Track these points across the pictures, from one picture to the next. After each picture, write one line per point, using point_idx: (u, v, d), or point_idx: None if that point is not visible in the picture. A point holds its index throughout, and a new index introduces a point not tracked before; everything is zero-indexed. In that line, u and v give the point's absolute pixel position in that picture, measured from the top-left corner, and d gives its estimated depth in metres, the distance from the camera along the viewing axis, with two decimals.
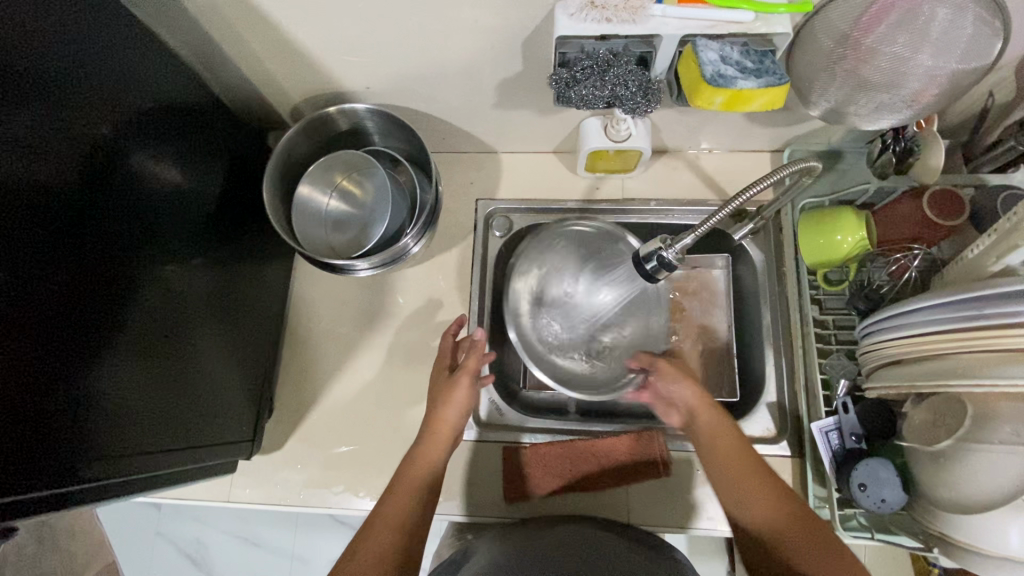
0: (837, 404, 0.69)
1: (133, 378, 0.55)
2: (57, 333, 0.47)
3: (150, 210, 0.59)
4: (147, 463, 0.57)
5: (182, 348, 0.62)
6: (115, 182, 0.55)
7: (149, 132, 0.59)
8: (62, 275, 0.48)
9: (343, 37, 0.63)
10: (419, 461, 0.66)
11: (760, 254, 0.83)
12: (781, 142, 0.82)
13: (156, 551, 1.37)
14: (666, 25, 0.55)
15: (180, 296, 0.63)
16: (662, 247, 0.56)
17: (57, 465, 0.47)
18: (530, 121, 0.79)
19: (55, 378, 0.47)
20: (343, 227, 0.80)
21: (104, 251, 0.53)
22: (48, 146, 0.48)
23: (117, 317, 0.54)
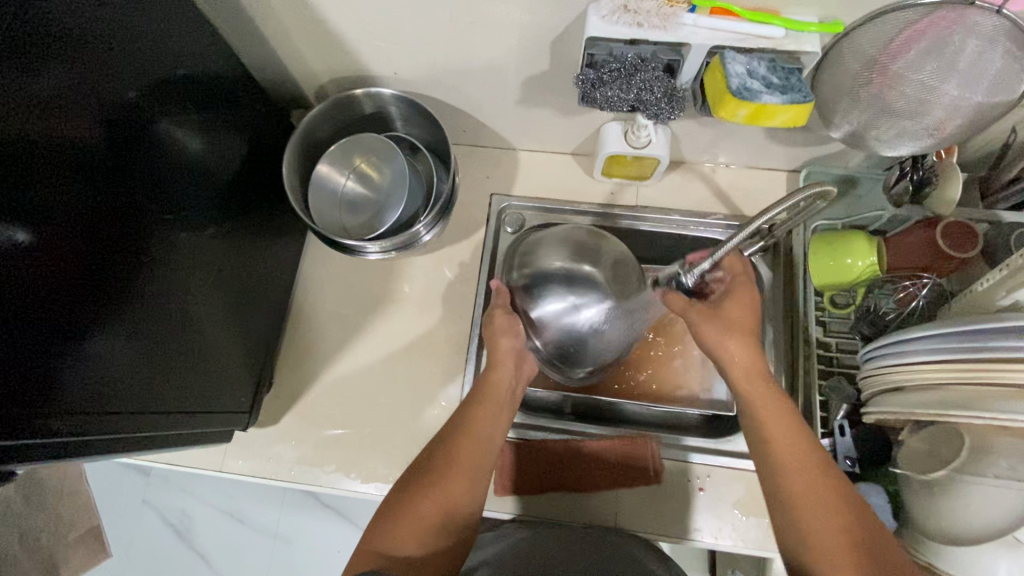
0: (835, 426, 0.68)
1: (135, 338, 0.55)
2: (66, 288, 0.48)
3: (169, 174, 0.60)
4: (144, 424, 0.58)
5: (187, 313, 0.63)
6: (134, 142, 0.55)
7: (173, 97, 0.60)
8: (76, 230, 0.49)
9: (376, 21, 0.64)
10: (494, 382, 0.66)
11: (768, 271, 0.82)
12: (799, 163, 0.82)
13: (143, 520, 1.45)
14: (696, 35, 0.55)
15: (191, 263, 0.63)
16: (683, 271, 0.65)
17: (51, 415, 0.47)
18: (551, 121, 0.79)
19: (52, 332, 0.47)
20: (358, 209, 0.80)
21: (117, 209, 0.53)
22: (74, 105, 0.48)
23: (128, 276, 0.54)
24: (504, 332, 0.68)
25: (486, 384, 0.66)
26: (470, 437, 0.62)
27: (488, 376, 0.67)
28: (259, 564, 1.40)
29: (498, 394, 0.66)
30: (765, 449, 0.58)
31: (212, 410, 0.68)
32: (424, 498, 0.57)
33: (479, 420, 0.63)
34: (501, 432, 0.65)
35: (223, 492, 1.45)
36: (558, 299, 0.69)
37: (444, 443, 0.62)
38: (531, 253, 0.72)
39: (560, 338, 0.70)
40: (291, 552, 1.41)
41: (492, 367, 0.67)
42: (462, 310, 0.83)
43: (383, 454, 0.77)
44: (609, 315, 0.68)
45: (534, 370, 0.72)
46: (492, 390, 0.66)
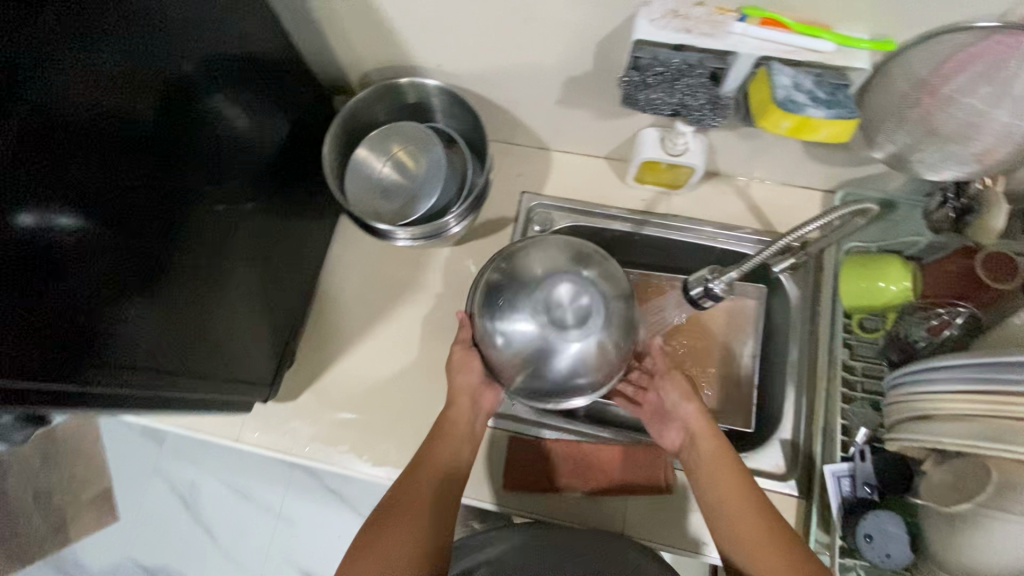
0: (854, 451, 0.67)
1: (169, 310, 0.58)
2: (107, 246, 0.49)
3: (213, 147, 0.61)
4: (170, 386, 0.59)
5: (216, 284, 0.64)
6: (183, 120, 0.57)
7: (223, 74, 0.61)
8: (121, 192, 0.50)
9: (427, 12, 0.65)
10: (453, 417, 0.69)
11: (796, 289, 0.80)
12: (835, 183, 0.81)
13: (151, 488, 1.48)
14: (745, 44, 0.55)
15: (226, 236, 0.65)
16: (710, 279, 0.63)
17: (88, 363, 0.49)
18: (588, 123, 0.80)
19: (93, 288, 0.48)
20: (391, 195, 0.79)
21: (163, 185, 0.55)
22: (134, 73, 0.50)
23: (166, 241, 0.56)
24: (459, 368, 0.71)
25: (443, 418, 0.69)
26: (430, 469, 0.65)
27: (447, 411, 0.70)
28: (259, 541, 1.43)
29: (455, 427, 0.69)
30: (721, 517, 0.61)
31: (234, 378, 0.70)
32: (391, 526, 0.59)
33: (440, 451, 0.67)
34: (462, 464, 0.68)
35: (232, 468, 1.47)
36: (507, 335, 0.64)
37: (407, 476, 0.64)
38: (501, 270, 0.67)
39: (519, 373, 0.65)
40: (292, 533, 1.42)
41: (451, 404, 0.70)
42: None
43: (396, 440, 0.77)
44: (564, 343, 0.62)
45: (496, 404, 0.73)
46: (453, 420, 0.69)
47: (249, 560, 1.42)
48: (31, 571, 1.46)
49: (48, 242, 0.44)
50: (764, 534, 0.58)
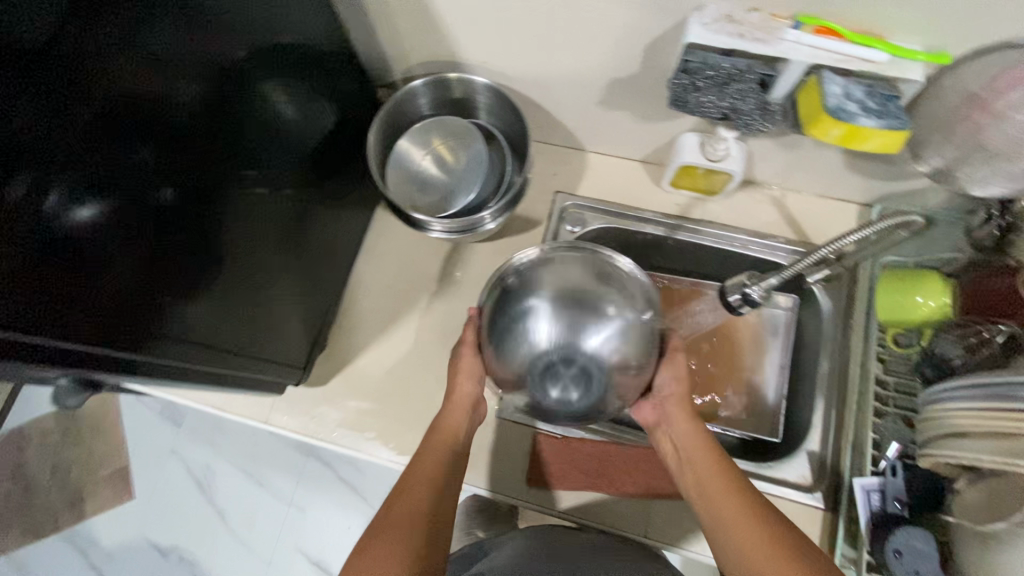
0: (886, 465, 0.66)
1: (209, 292, 0.58)
2: (157, 221, 0.50)
3: (259, 129, 0.62)
4: (207, 360, 0.60)
5: (253, 264, 0.65)
6: (229, 107, 0.56)
7: (273, 58, 0.61)
8: (173, 169, 0.51)
9: (478, 9, 0.66)
10: (447, 422, 0.70)
11: (830, 302, 0.80)
12: (873, 196, 0.81)
13: (166, 468, 1.50)
14: (797, 51, 0.55)
15: (264, 217, 0.65)
16: (747, 285, 0.63)
17: (134, 334, 0.50)
18: (628, 126, 0.80)
19: (142, 260, 0.49)
20: (429, 189, 0.80)
21: (206, 171, 0.55)
22: (193, 52, 0.50)
23: (211, 219, 0.57)
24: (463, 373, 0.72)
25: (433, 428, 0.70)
26: (421, 473, 0.64)
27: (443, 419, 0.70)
28: (270, 527, 1.44)
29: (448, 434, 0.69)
30: (714, 528, 0.59)
31: (268, 358, 0.70)
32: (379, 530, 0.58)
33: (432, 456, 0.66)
34: (454, 472, 0.67)
35: (247, 453, 1.49)
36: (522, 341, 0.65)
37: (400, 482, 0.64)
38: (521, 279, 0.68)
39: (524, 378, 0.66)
40: (303, 522, 1.43)
41: (445, 411, 0.71)
42: None
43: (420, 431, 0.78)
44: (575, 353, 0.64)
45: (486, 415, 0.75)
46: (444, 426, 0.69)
47: (260, 546, 1.43)
48: (45, 544, 1.48)
49: (95, 233, 0.43)
50: (762, 532, 0.56)
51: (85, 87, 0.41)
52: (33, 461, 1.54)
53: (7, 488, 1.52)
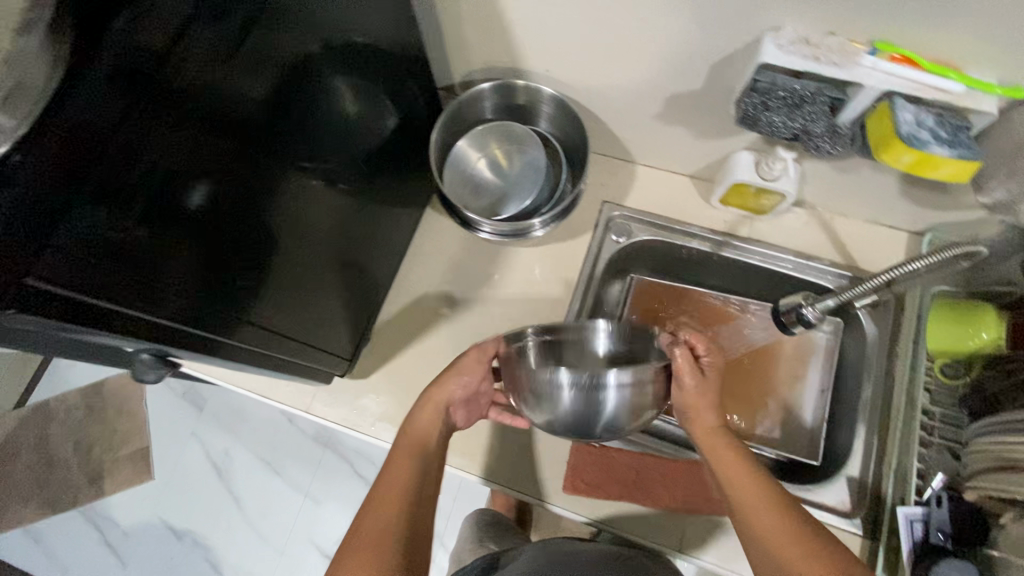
0: (930, 495, 0.66)
1: (277, 287, 0.57)
2: (238, 223, 0.48)
3: (329, 127, 0.59)
4: (271, 350, 0.59)
5: (314, 257, 0.64)
6: (312, 97, 0.54)
7: (346, 54, 0.58)
8: (256, 172, 0.48)
9: (548, 18, 0.68)
10: (418, 423, 0.66)
11: (874, 327, 0.79)
12: (924, 225, 0.80)
13: (186, 451, 1.51)
14: (872, 77, 0.55)
15: (327, 211, 0.64)
16: (804, 303, 0.68)
17: (213, 333, 0.49)
18: (682, 141, 0.81)
19: (222, 264, 0.47)
20: (483, 192, 0.83)
21: (288, 162, 0.53)
22: (279, 55, 0.47)
23: (284, 217, 0.55)
24: (455, 373, 0.69)
25: (401, 436, 0.66)
26: (396, 485, 0.61)
27: (412, 420, 0.67)
28: (284, 517, 1.45)
29: (420, 437, 0.66)
30: (747, 529, 0.56)
31: (321, 348, 0.71)
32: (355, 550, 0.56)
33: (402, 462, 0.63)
34: (431, 477, 0.64)
35: (266, 441, 1.50)
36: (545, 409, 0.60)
37: (375, 495, 0.61)
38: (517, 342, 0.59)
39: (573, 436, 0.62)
40: (317, 514, 1.44)
41: (417, 413, 0.67)
42: (557, 307, 0.85)
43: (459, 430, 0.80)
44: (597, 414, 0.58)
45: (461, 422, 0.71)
46: (416, 432, 0.66)
47: (274, 535, 1.44)
48: (62, 519, 1.49)
49: (185, 227, 0.42)
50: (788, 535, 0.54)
51: (180, 96, 0.39)
52: (57, 436, 1.56)
53: (29, 461, 1.55)
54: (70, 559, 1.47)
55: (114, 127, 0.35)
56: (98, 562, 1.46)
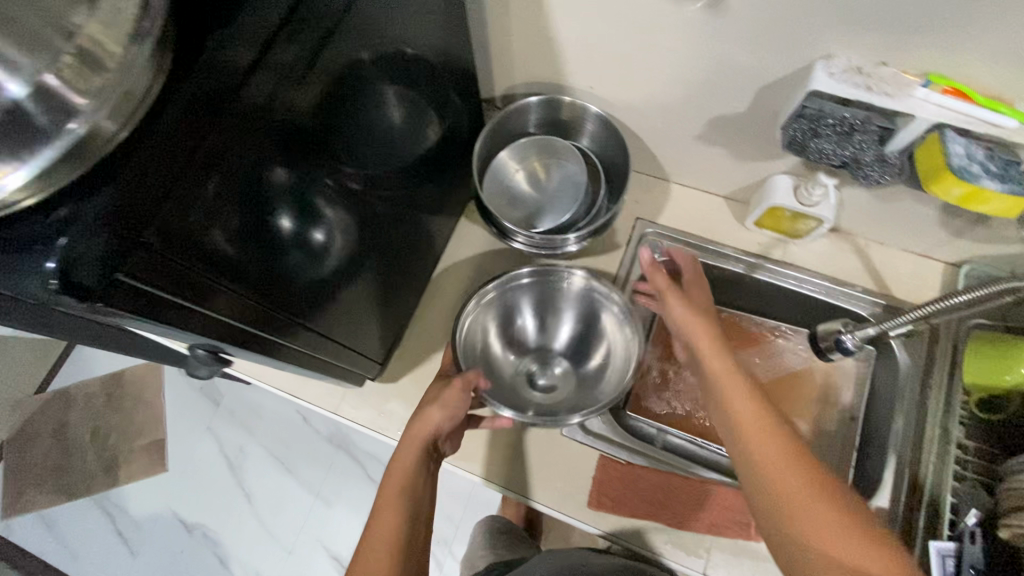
0: (965, 530, 0.65)
1: (333, 293, 0.58)
2: (300, 234, 0.48)
3: (383, 137, 0.59)
4: (322, 351, 0.61)
5: (368, 262, 0.64)
6: (375, 112, 0.56)
7: (399, 65, 0.57)
8: (316, 184, 0.49)
9: (597, 36, 0.69)
10: (405, 456, 0.67)
11: (908, 358, 0.79)
12: (961, 257, 0.80)
13: (200, 445, 1.52)
14: (923, 108, 0.55)
15: (379, 217, 0.64)
16: (843, 332, 0.71)
17: (272, 335, 0.50)
18: (720, 162, 0.81)
19: (284, 273, 0.48)
20: (519, 204, 0.84)
21: (349, 175, 0.54)
22: (341, 72, 0.47)
23: (343, 226, 0.55)
24: (436, 403, 0.69)
25: (388, 476, 0.65)
26: (387, 521, 0.62)
27: (397, 452, 0.67)
28: (295, 516, 1.45)
29: (408, 468, 0.66)
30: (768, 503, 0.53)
31: (358, 352, 0.71)
32: None
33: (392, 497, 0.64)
34: (421, 508, 0.65)
35: (281, 439, 1.51)
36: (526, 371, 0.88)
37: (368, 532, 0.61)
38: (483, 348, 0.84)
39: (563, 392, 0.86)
40: (328, 515, 1.44)
41: (402, 445, 0.68)
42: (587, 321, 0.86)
43: (484, 439, 0.80)
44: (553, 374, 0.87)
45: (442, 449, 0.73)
46: (404, 467, 0.66)
47: (284, 533, 1.44)
48: (75, 506, 1.50)
49: (277, 247, 0.46)
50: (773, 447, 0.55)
51: (252, 121, 0.39)
52: (75, 423, 1.57)
53: (46, 446, 1.56)
54: (79, 547, 1.47)
55: (192, 154, 0.35)
56: (108, 551, 1.46)
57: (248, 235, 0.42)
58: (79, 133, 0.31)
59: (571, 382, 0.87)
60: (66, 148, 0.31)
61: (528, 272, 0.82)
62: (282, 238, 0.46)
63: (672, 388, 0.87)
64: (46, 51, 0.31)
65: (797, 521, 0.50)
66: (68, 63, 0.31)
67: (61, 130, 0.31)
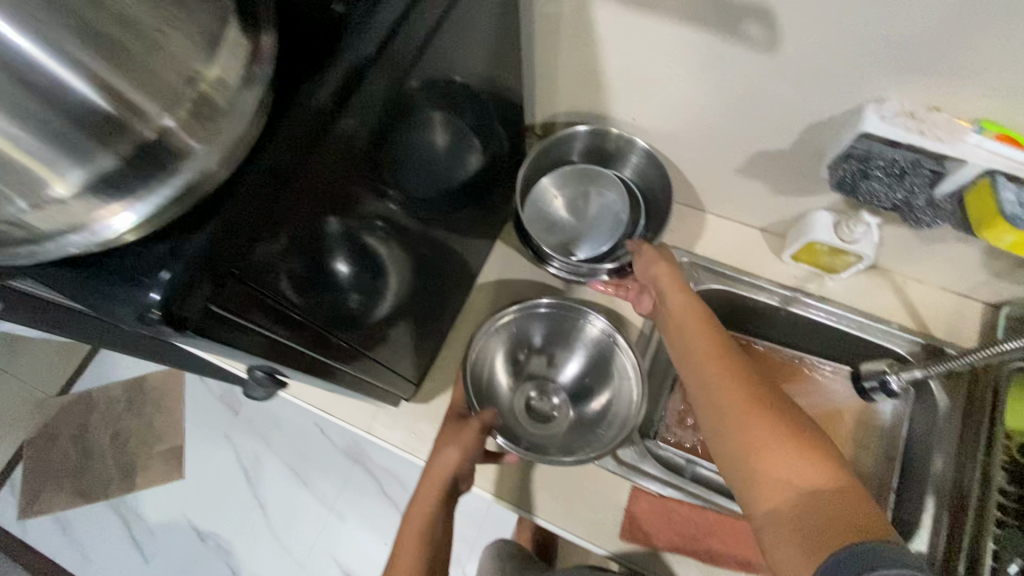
0: None
1: (384, 321, 0.60)
2: (358, 273, 0.50)
3: (438, 173, 0.59)
4: (370, 373, 0.63)
5: (416, 287, 0.66)
6: (436, 149, 0.56)
7: (455, 103, 0.56)
8: (375, 226, 0.49)
9: (644, 69, 0.70)
10: (421, 499, 0.68)
11: (945, 399, 0.77)
12: (1002, 299, 0.79)
13: (218, 454, 1.52)
14: (976, 154, 0.55)
15: (429, 244, 0.65)
16: (889, 374, 0.70)
17: (330, 364, 0.53)
18: (759, 196, 0.82)
19: (340, 310, 0.50)
20: (557, 229, 0.86)
21: (405, 214, 0.55)
22: (400, 125, 0.47)
23: (396, 259, 0.57)
24: (451, 445, 0.69)
25: (410, 516, 0.67)
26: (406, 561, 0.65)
27: (415, 494, 0.68)
28: (309, 530, 1.44)
29: (422, 511, 0.67)
30: (721, 426, 0.53)
31: (398, 374, 0.72)
32: None
33: (410, 537, 0.66)
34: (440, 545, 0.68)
35: (298, 451, 1.51)
36: (523, 395, 0.88)
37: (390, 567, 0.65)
38: (489, 369, 0.85)
39: (560, 423, 0.86)
40: (341, 530, 1.44)
41: (420, 488, 0.68)
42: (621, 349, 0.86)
43: (515, 463, 0.80)
44: (552, 403, 0.88)
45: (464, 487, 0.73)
46: (423, 509, 0.67)
47: (297, 547, 1.43)
48: (91, 511, 1.49)
49: (335, 285, 0.47)
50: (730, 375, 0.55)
51: (317, 186, 0.39)
52: (95, 426, 1.58)
53: (66, 449, 1.56)
54: (93, 552, 1.46)
55: (263, 226, 0.37)
56: (121, 557, 1.46)
57: (312, 274, 0.43)
58: (189, 175, 0.35)
59: (568, 415, 0.87)
60: (180, 190, 0.35)
61: (547, 304, 0.83)
62: (339, 274, 0.47)
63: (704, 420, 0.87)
64: (168, 94, 0.33)
65: (753, 448, 0.50)
66: (188, 109, 0.34)
67: (176, 169, 0.34)
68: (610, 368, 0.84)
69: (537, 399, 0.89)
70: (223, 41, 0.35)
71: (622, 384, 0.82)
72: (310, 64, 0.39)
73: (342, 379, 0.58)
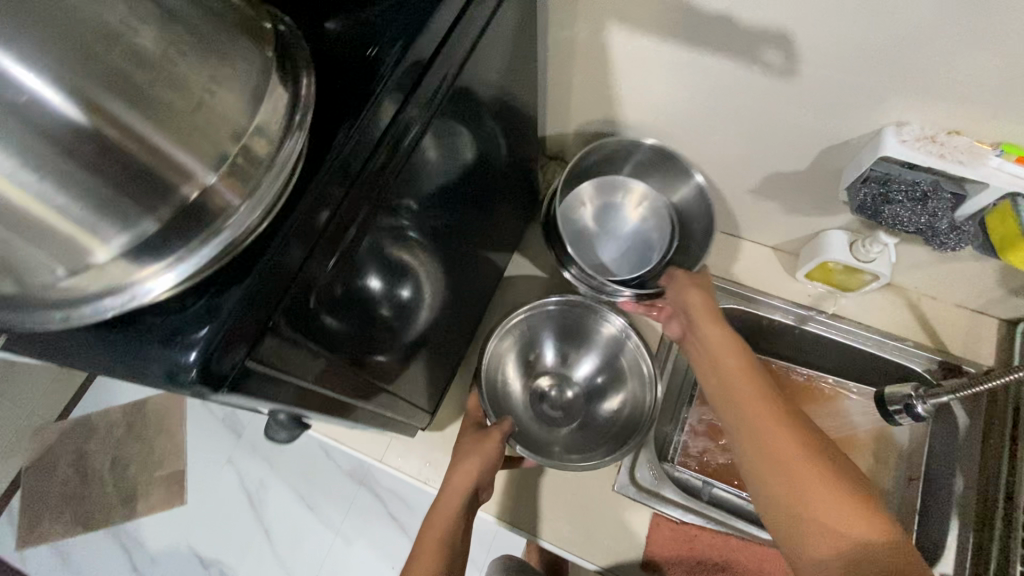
0: None
1: (413, 340, 0.60)
2: (391, 295, 0.51)
3: (467, 191, 0.60)
4: (391, 406, 0.63)
5: (443, 308, 0.66)
6: (466, 170, 0.57)
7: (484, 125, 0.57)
8: (409, 248, 0.50)
9: (658, 92, 0.70)
10: (443, 506, 0.64)
11: (964, 416, 0.77)
12: (1016, 314, 0.79)
13: (221, 479, 1.48)
14: (998, 177, 0.55)
15: (457, 263, 0.66)
16: (914, 398, 0.69)
17: (365, 387, 0.53)
18: (772, 216, 0.82)
19: (375, 332, 0.51)
20: (589, 241, 0.86)
21: (437, 233, 0.56)
22: (434, 151, 0.47)
23: (428, 278, 0.57)
24: (474, 452, 0.69)
25: (428, 527, 0.63)
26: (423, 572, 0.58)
27: (434, 506, 0.65)
28: (315, 555, 1.42)
29: (443, 518, 0.63)
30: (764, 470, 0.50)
31: (416, 405, 0.71)
32: None
33: (427, 548, 0.60)
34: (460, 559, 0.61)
35: (303, 474, 1.48)
36: (536, 392, 0.87)
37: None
38: (501, 368, 0.83)
39: (572, 423, 0.85)
40: (348, 554, 1.41)
41: (440, 497, 0.66)
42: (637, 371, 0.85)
43: (532, 491, 0.79)
44: (563, 401, 0.87)
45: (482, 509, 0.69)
46: (446, 515, 0.63)
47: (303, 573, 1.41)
48: (91, 540, 1.46)
49: (370, 303, 0.48)
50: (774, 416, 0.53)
51: (351, 216, 0.40)
52: (94, 452, 1.54)
53: (64, 475, 1.52)
54: None
55: (302, 263, 0.37)
56: None
57: (346, 303, 0.44)
58: (230, 235, 0.34)
59: (579, 414, 0.86)
60: (218, 251, 0.34)
61: (557, 301, 0.82)
62: (372, 290, 0.47)
63: (720, 440, 0.85)
64: (212, 151, 0.33)
65: (802, 496, 0.47)
66: (229, 164, 0.33)
67: (217, 228, 0.34)
68: (624, 368, 0.83)
69: (548, 397, 0.87)
70: (263, 94, 0.35)
71: (636, 385, 0.81)
72: (351, 99, 0.40)
73: (365, 412, 0.57)
